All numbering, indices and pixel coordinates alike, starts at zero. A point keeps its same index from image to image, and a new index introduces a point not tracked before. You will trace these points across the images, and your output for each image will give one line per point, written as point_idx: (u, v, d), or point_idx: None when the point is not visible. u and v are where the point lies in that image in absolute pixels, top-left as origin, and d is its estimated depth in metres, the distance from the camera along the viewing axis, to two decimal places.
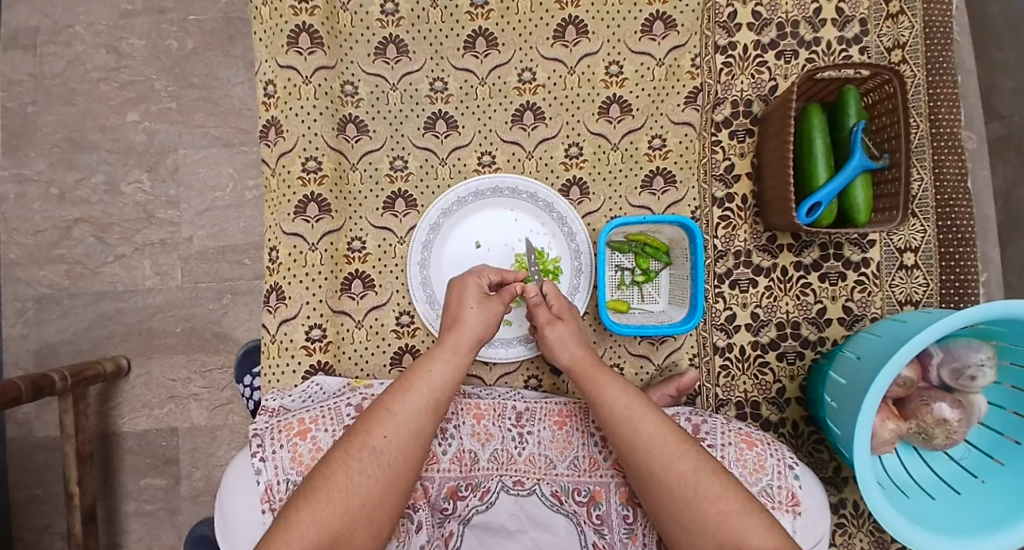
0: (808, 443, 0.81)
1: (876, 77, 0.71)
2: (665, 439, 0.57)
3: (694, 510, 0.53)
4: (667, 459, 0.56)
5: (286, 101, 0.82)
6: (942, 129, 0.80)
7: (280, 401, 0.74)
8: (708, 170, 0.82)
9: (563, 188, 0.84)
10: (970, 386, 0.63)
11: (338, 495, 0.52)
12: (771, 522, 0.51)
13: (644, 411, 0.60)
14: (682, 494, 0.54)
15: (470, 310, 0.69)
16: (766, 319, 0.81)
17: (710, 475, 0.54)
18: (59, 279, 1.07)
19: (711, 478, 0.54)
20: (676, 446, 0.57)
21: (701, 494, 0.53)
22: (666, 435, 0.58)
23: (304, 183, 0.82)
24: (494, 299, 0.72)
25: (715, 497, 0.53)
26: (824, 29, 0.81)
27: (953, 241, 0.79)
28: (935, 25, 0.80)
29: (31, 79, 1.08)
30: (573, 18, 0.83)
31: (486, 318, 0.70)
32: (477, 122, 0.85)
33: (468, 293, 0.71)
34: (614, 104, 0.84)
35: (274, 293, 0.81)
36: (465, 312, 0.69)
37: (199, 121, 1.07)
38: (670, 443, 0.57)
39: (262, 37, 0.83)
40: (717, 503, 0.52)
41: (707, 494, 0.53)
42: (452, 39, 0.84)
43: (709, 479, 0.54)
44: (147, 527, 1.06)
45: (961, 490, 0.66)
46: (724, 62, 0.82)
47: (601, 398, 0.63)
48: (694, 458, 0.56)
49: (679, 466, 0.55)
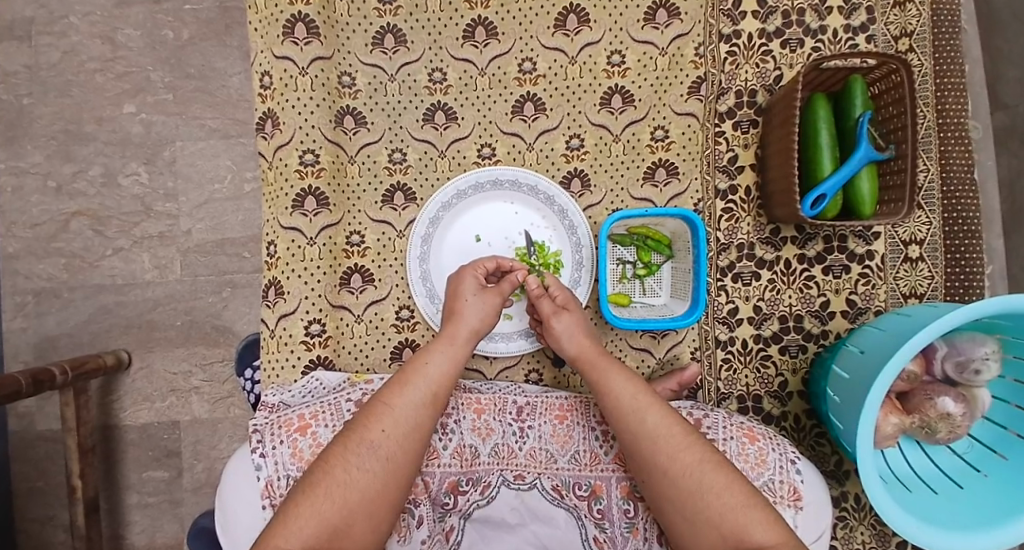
0: (810, 437, 0.81)
1: (882, 67, 0.70)
2: (671, 431, 0.57)
3: (698, 503, 0.53)
4: (673, 450, 0.56)
5: (282, 92, 0.81)
6: (949, 119, 0.79)
7: (279, 396, 0.74)
8: (711, 162, 0.81)
9: (564, 180, 0.83)
10: (975, 380, 0.62)
11: (336, 490, 0.51)
12: (772, 513, 0.51)
13: (650, 403, 0.60)
14: (687, 486, 0.54)
15: (467, 304, 0.68)
16: (769, 312, 0.80)
17: (715, 468, 0.54)
18: (59, 272, 1.07)
19: (716, 471, 0.53)
20: (681, 438, 0.56)
21: (705, 486, 0.53)
22: (672, 427, 0.57)
23: (302, 175, 0.81)
24: (492, 291, 0.70)
25: (720, 489, 0.52)
26: (831, 17, 0.79)
27: (959, 234, 0.78)
28: (945, 13, 0.78)
29: (26, 70, 1.06)
30: (575, 6, 0.82)
31: (481, 308, 0.68)
32: (477, 113, 0.83)
33: (465, 286, 0.69)
34: (616, 94, 0.82)
35: (273, 287, 0.80)
36: (462, 305, 0.68)
37: (196, 113, 1.05)
38: (676, 434, 0.57)
39: (258, 27, 0.81)
40: (722, 496, 0.52)
41: (711, 486, 0.53)
42: (452, 28, 0.83)
43: (715, 470, 0.53)
44: (150, 518, 1.07)
45: (964, 484, 0.65)
46: (728, 51, 0.80)
47: (608, 389, 0.62)
48: (700, 451, 0.55)
49: (684, 458, 0.55)
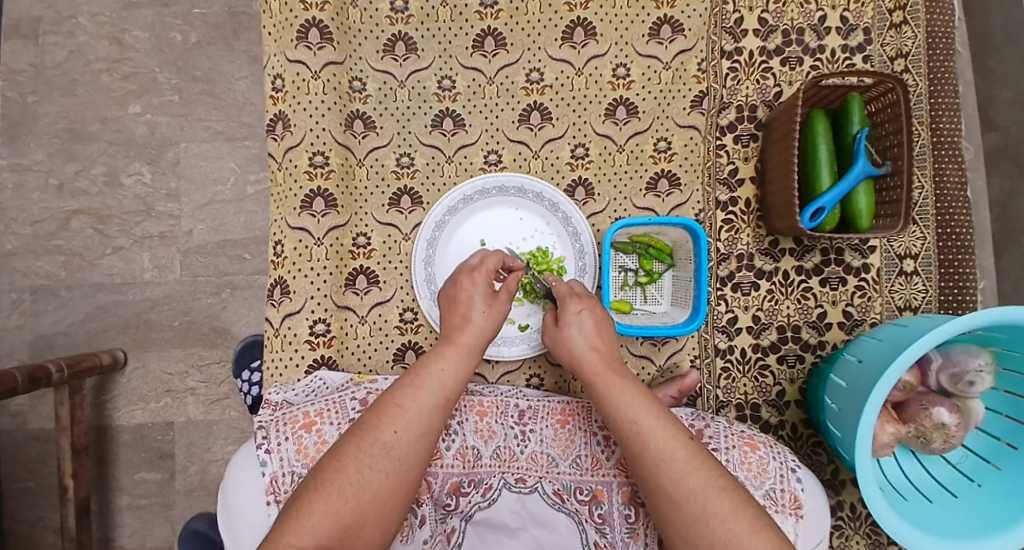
0: (807, 446, 0.81)
1: (879, 85, 0.72)
2: (674, 455, 0.55)
3: (702, 527, 0.51)
4: (675, 475, 0.53)
5: (294, 95, 0.83)
6: (943, 138, 0.81)
7: (283, 395, 0.74)
8: (712, 174, 0.83)
9: (568, 188, 0.85)
10: (969, 391, 0.64)
11: (349, 489, 0.51)
12: (779, 539, 0.49)
13: (656, 422, 0.58)
14: (689, 510, 0.52)
15: (478, 310, 0.68)
16: (767, 322, 0.81)
17: (719, 494, 0.51)
18: (57, 270, 1.06)
19: (720, 497, 0.51)
20: (685, 462, 0.54)
21: (709, 512, 0.50)
22: (676, 451, 0.55)
23: (311, 177, 0.83)
24: (500, 298, 0.71)
25: (723, 515, 0.50)
26: (829, 37, 0.82)
27: (952, 249, 0.80)
28: (939, 35, 0.81)
29: (33, 69, 1.07)
30: (582, 20, 0.84)
31: (492, 316, 0.69)
32: (484, 121, 0.85)
33: (478, 293, 0.70)
34: (620, 106, 0.84)
35: (279, 286, 0.82)
36: (473, 312, 0.68)
37: (201, 115, 1.06)
38: (679, 459, 0.54)
39: (271, 31, 0.83)
40: (726, 522, 0.50)
41: (716, 512, 0.50)
42: (461, 37, 0.85)
43: (720, 497, 0.51)
44: (140, 522, 1.05)
45: (959, 493, 0.66)
46: (730, 67, 0.83)
47: (611, 408, 0.61)
48: (703, 477, 0.53)
49: (687, 483, 0.53)
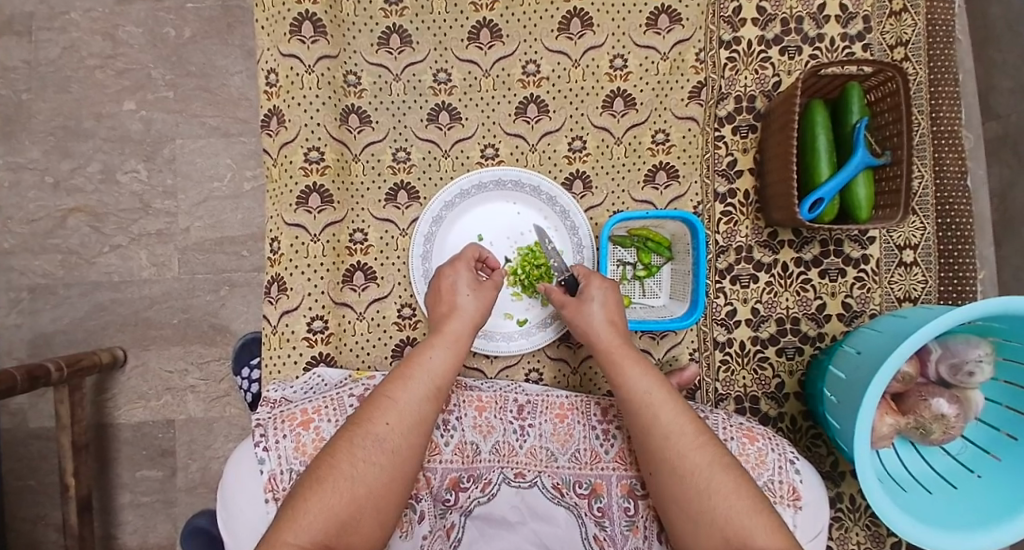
0: (806, 437, 0.81)
1: (879, 74, 0.71)
2: (683, 430, 0.56)
3: (704, 503, 0.51)
4: (682, 448, 0.54)
5: (288, 90, 0.82)
6: (943, 127, 0.81)
7: (281, 392, 0.74)
8: (711, 166, 0.82)
9: (566, 181, 0.84)
10: (968, 382, 0.63)
11: (344, 484, 0.51)
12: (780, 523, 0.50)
13: (666, 399, 0.58)
14: (693, 486, 0.52)
15: (463, 297, 0.69)
16: (767, 314, 0.81)
17: (723, 470, 0.52)
18: (54, 268, 1.06)
19: (724, 473, 0.52)
20: (692, 438, 0.55)
21: (713, 488, 0.51)
22: (685, 426, 0.56)
23: (307, 172, 0.82)
24: (487, 285, 0.71)
25: (727, 493, 0.51)
26: (828, 26, 0.81)
27: (952, 239, 0.79)
28: (939, 23, 0.81)
29: (26, 66, 1.06)
30: (579, 10, 0.83)
31: (478, 301, 0.69)
32: (481, 114, 0.84)
33: (461, 280, 0.70)
34: (618, 98, 0.83)
35: (276, 283, 0.81)
36: (459, 299, 0.69)
37: (196, 111, 1.05)
38: (688, 434, 0.55)
39: (264, 25, 0.82)
40: (729, 498, 0.50)
41: (719, 488, 0.51)
42: (457, 30, 0.84)
43: (723, 473, 0.52)
44: (143, 518, 1.06)
45: (958, 484, 0.66)
46: (728, 57, 0.82)
47: (622, 380, 0.61)
48: (709, 453, 0.54)
49: (693, 458, 0.53)
